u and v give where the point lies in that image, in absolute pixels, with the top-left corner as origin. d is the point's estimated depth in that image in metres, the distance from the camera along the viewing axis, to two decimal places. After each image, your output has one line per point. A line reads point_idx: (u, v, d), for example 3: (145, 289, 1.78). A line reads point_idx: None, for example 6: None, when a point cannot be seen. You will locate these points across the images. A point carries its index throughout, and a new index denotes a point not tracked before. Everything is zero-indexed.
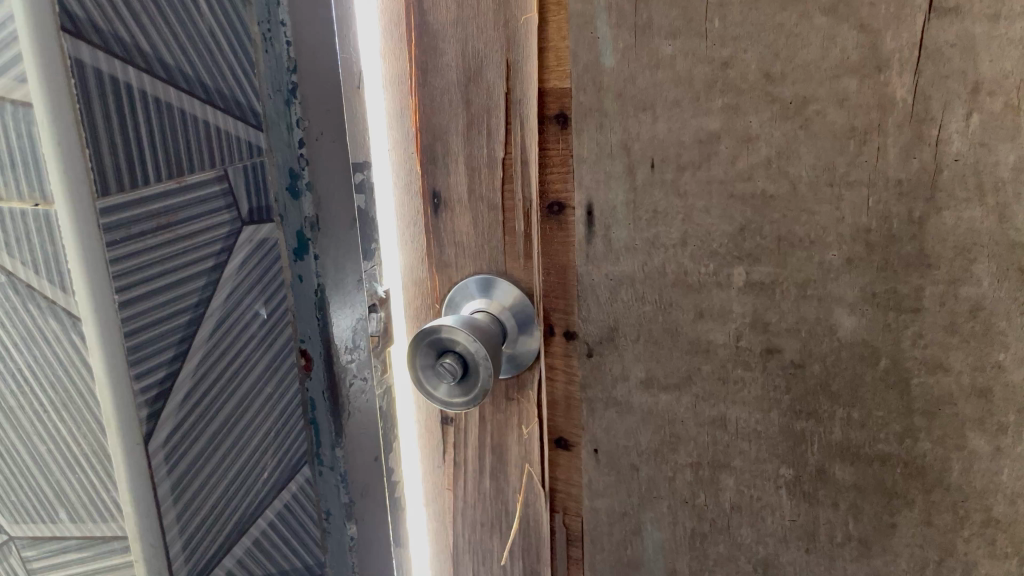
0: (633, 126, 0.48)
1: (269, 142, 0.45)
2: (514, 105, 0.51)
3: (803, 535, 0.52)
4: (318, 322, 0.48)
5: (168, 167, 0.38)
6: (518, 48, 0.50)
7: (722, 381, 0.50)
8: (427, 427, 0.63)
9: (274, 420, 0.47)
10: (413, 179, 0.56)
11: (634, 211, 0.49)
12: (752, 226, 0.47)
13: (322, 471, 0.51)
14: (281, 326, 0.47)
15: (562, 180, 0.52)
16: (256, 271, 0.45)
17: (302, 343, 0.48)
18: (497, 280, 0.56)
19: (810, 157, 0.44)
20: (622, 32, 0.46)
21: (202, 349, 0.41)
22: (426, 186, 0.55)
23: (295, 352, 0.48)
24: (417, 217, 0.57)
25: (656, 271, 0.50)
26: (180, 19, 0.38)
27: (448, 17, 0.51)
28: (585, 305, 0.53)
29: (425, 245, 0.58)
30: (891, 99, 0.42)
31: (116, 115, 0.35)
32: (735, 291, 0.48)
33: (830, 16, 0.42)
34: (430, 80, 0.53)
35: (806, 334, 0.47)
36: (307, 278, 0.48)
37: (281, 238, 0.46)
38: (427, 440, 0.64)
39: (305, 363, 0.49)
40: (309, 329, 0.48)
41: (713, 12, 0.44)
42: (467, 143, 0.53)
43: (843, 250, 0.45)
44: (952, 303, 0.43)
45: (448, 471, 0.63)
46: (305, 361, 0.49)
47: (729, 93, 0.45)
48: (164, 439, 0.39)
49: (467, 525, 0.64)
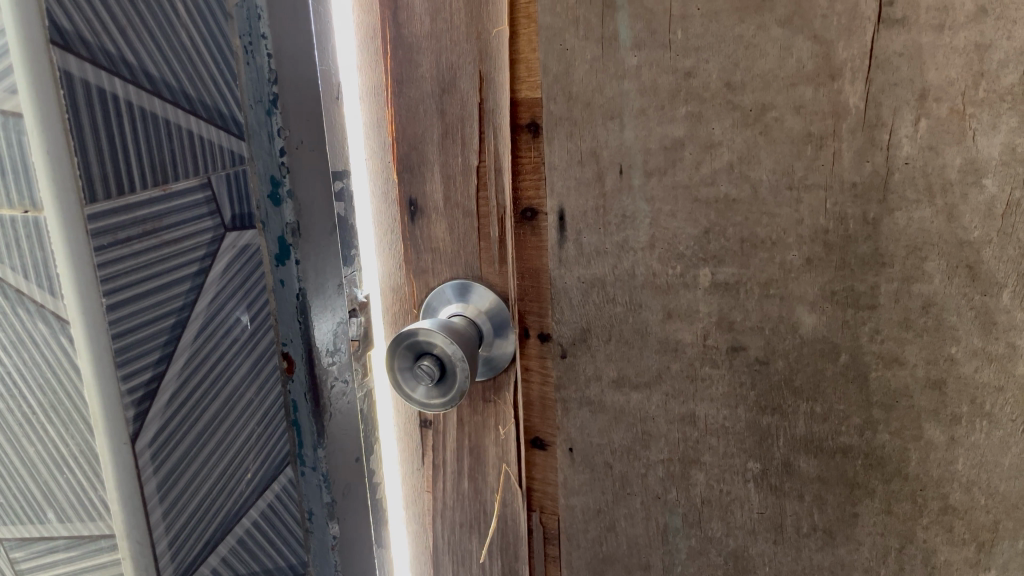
0: (601, 134, 0.50)
1: (251, 151, 0.47)
2: (487, 115, 0.53)
3: (771, 528, 0.54)
4: (299, 325, 0.50)
5: (155, 173, 0.39)
6: (490, 60, 0.52)
7: (690, 380, 0.52)
8: (407, 431, 0.65)
9: (257, 423, 0.48)
10: (390, 188, 0.58)
11: (603, 216, 0.51)
12: (716, 229, 0.49)
13: (305, 472, 0.52)
14: (263, 331, 0.48)
15: (535, 186, 0.54)
16: (240, 277, 0.46)
17: (284, 347, 0.50)
18: (472, 284, 0.57)
19: (770, 162, 0.46)
20: (590, 44, 0.48)
21: (188, 351, 0.42)
22: (403, 194, 0.57)
23: (278, 355, 0.49)
24: (395, 225, 0.59)
25: (626, 273, 0.52)
26: (164, 34, 0.40)
27: (422, 30, 0.53)
28: (559, 308, 0.55)
29: (403, 251, 0.59)
30: (844, 106, 0.44)
31: (102, 124, 0.36)
32: (702, 291, 0.50)
33: (786, 28, 0.44)
34: (406, 91, 0.54)
35: (769, 332, 0.49)
36: (289, 282, 0.49)
37: (264, 245, 0.48)
38: (406, 444, 0.65)
39: (287, 365, 0.50)
40: (291, 332, 0.50)
41: (676, 24, 0.46)
42: (442, 152, 0.55)
43: (803, 250, 0.47)
44: (906, 299, 0.46)
45: (427, 474, 0.65)
46: (287, 364, 0.50)
47: (693, 102, 0.47)
48: (151, 437, 0.40)
49: (447, 526, 0.66)
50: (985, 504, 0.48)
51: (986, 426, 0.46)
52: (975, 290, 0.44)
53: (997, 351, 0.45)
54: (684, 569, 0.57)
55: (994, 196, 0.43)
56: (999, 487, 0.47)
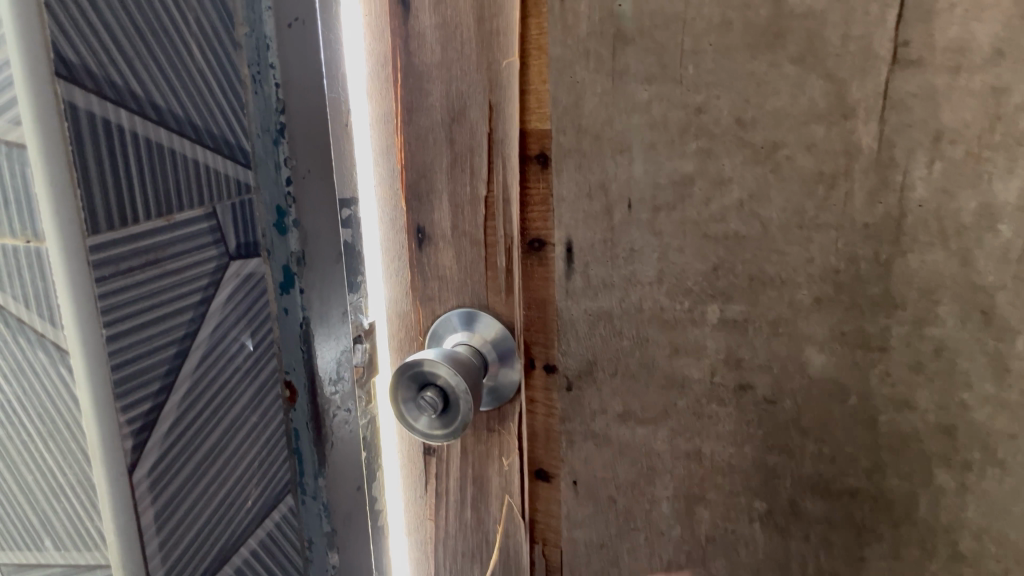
0: (610, 167, 0.49)
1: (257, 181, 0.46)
2: (496, 145, 0.52)
3: (775, 567, 0.53)
4: (302, 355, 0.50)
5: (161, 204, 0.39)
6: (500, 90, 0.51)
7: (697, 417, 0.51)
8: (410, 458, 0.64)
9: (257, 449, 0.48)
10: (398, 215, 0.57)
11: (611, 249, 0.51)
12: (724, 265, 0.48)
13: (305, 500, 0.52)
14: (266, 360, 0.48)
15: (542, 218, 0.53)
16: (243, 308, 0.46)
17: (287, 374, 0.49)
18: (479, 314, 0.57)
19: (781, 200, 0.46)
20: (600, 77, 0.48)
21: (190, 380, 0.42)
22: (411, 222, 0.57)
23: (280, 382, 0.49)
24: (402, 252, 0.58)
25: (633, 306, 0.51)
26: (173, 65, 0.40)
27: (433, 60, 0.52)
28: (566, 340, 0.54)
29: (410, 278, 0.59)
30: (857, 145, 0.43)
31: (107, 155, 0.36)
32: (709, 328, 0.49)
33: (798, 66, 0.43)
34: (416, 120, 0.54)
35: (777, 371, 0.48)
36: (293, 311, 0.49)
37: (266, 273, 0.47)
38: (410, 469, 0.65)
39: (290, 395, 0.50)
40: (293, 361, 0.50)
41: (687, 59, 0.45)
42: (451, 180, 0.54)
43: (812, 289, 0.46)
44: (918, 342, 0.45)
45: (430, 502, 0.65)
46: (290, 393, 0.50)
47: (703, 137, 0.46)
48: (150, 465, 0.39)
49: (449, 554, 0.65)
50: (995, 553, 0.46)
51: (998, 473, 0.45)
52: (988, 336, 0.43)
53: (1009, 398, 0.44)
54: None
55: (1009, 241, 0.42)
56: (1010, 535, 0.46)
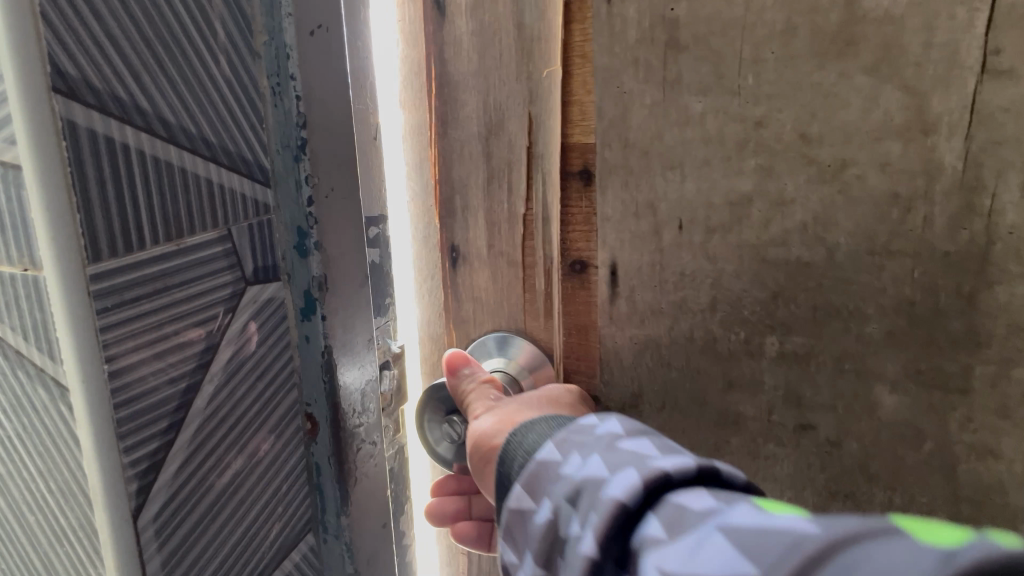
0: (659, 184, 0.44)
1: (277, 199, 0.40)
2: (536, 160, 0.47)
3: None
4: (324, 385, 0.43)
5: (167, 231, 0.33)
6: (540, 102, 0.46)
7: (752, 458, 0.47)
8: None
9: (276, 486, 0.42)
10: (432, 233, 0.53)
11: (659, 273, 0.46)
12: (785, 293, 0.44)
13: (327, 540, 0.46)
14: (286, 391, 0.42)
15: (585, 239, 0.48)
16: (261, 336, 0.40)
17: (307, 407, 0.43)
18: (513, 338, 0.52)
19: (850, 224, 0.42)
20: (650, 88, 0.43)
21: (200, 417, 0.36)
22: (444, 240, 0.52)
23: (300, 415, 0.43)
24: (435, 271, 0.54)
25: (682, 336, 0.47)
26: (183, 73, 0.34)
27: (469, 67, 0.47)
28: (608, 369, 0.50)
29: (443, 300, 0.54)
30: (938, 164, 0.39)
31: (101, 173, 0.30)
32: (767, 361, 0.45)
33: (872, 76, 0.39)
34: (451, 132, 0.49)
35: (842, 411, 0.44)
36: (314, 338, 0.42)
37: (289, 296, 0.41)
38: None
39: (311, 427, 0.43)
40: (315, 392, 0.43)
41: (746, 68, 0.41)
42: (487, 197, 0.49)
43: (884, 322, 0.42)
44: (1005, 385, 0.41)
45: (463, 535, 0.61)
46: (311, 425, 0.43)
47: (763, 154, 0.42)
48: (157, 510, 0.34)
49: None
50: None
51: None
52: None
53: None
54: None
55: None
56: None
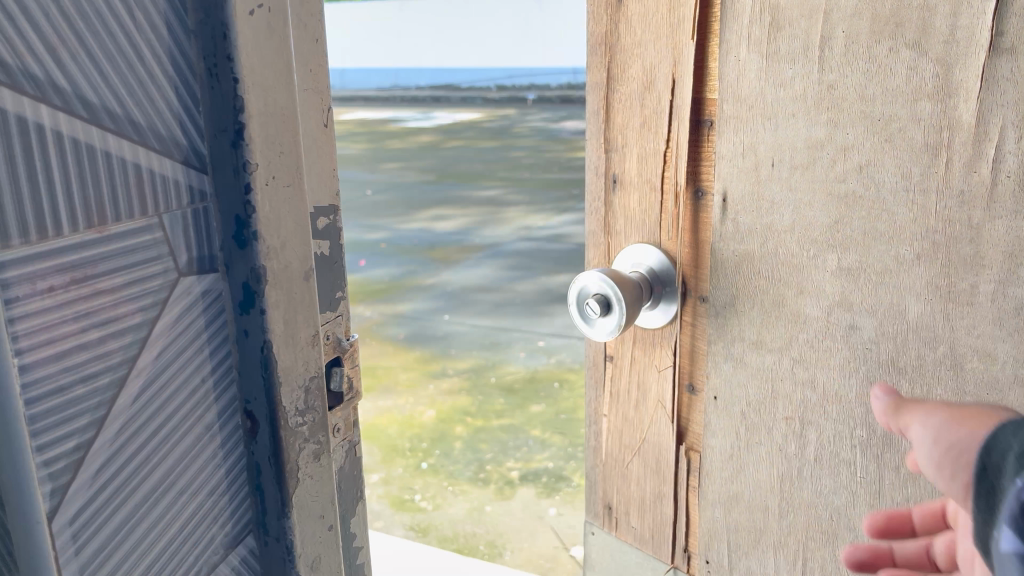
0: (759, 132, 0.59)
1: (215, 187, 0.32)
2: (676, 110, 0.64)
3: (869, 492, 0.59)
4: (263, 380, 0.33)
5: (85, 199, 0.27)
6: (681, 66, 0.63)
7: (813, 349, 0.60)
8: (595, 360, 0.77)
9: (210, 496, 0.33)
10: (602, 164, 0.72)
11: (756, 199, 0.60)
12: (844, 220, 0.56)
13: (269, 543, 0.35)
14: (224, 389, 0.33)
15: (707, 170, 0.64)
16: (197, 330, 0.32)
17: (246, 404, 0.34)
18: (650, 247, 0.68)
19: (892, 164, 0.54)
20: (758, 57, 0.58)
21: (125, 416, 0.29)
22: (610, 169, 0.71)
23: (237, 414, 0.34)
24: (602, 193, 0.72)
25: (771, 251, 0.61)
26: (104, 47, 0.27)
27: (635, 40, 0.66)
28: (716, 277, 0.64)
29: (606, 214, 0.72)
30: (958, 120, 0.51)
31: (23, 158, 0.24)
32: (830, 273, 0.58)
33: (914, 50, 0.51)
34: (620, 88, 0.68)
35: (881, 315, 0.56)
36: (254, 333, 0.33)
37: (226, 289, 0.33)
38: (595, 371, 0.78)
39: (251, 427, 0.34)
40: (253, 387, 0.34)
41: (823, 44, 0.55)
42: (640, 137, 0.68)
43: (915, 245, 0.54)
44: (1003, 299, 0.51)
45: (605, 401, 0.77)
46: (251, 425, 0.34)
47: (833, 110, 0.55)
48: (75, 513, 0.27)
49: (616, 445, 0.77)
50: None
51: None
52: None
53: None
54: (791, 517, 0.64)
55: None
56: None
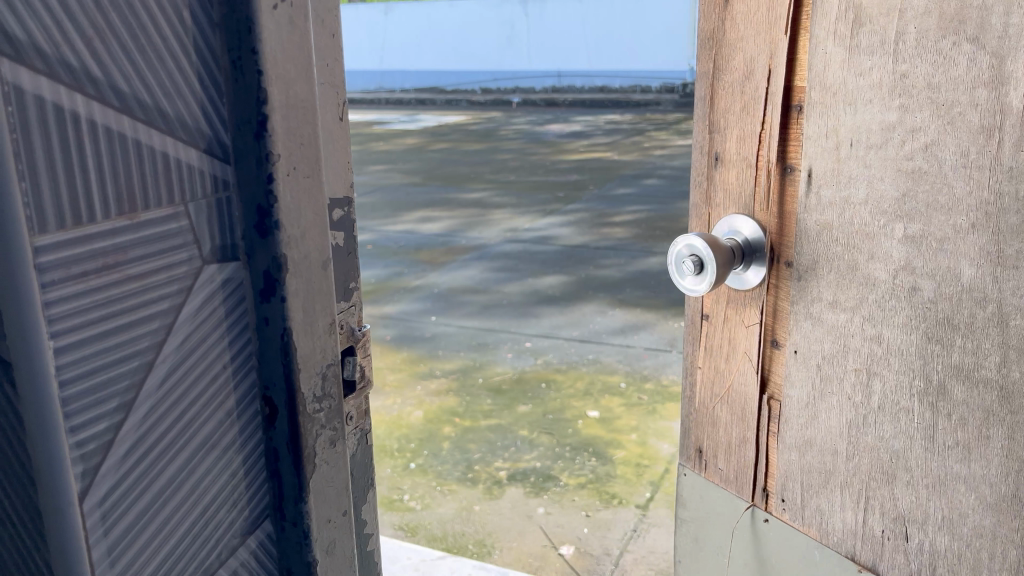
0: (841, 116, 0.68)
1: (237, 176, 0.41)
2: (771, 95, 0.75)
3: (925, 436, 0.68)
4: (282, 369, 0.44)
5: (119, 196, 0.35)
6: (776, 57, 0.74)
7: (881, 309, 0.69)
8: (695, 317, 0.89)
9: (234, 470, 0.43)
10: (707, 145, 0.83)
11: (837, 175, 0.70)
12: (910, 193, 0.65)
13: (285, 525, 0.46)
14: (243, 377, 0.43)
15: (795, 150, 0.74)
16: (217, 318, 0.41)
17: (266, 390, 0.44)
18: (745, 217, 0.78)
19: (953, 143, 0.61)
20: (841, 50, 0.68)
21: (152, 400, 0.38)
22: (715, 148, 0.82)
23: (258, 399, 0.44)
24: (708, 169, 0.83)
25: (847, 221, 0.70)
26: (146, 54, 0.36)
27: (738, 36, 0.77)
28: (801, 243, 0.74)
29: (710, 188, 0.83)
30: (1010, 104, 0.58)
31: (60, 152, 0.32)
32: (897, 240, 0.67)
33: (973, 44, 0.59)
34: (724, 77, 0.79)
35: (939, 278, 0.64)
36: (273, 322, 0.43)
37: (247, 278, 0.42)
38: (693, 327, 0.89)
39: (270, 412, 0.44)
40: (274, 376, 0.44)
41: (897, 39, 0.63)
42: (741, 119, 0.78)
43: (970, 217, 0.62)
44: None
45: (701, 352, 0.89)
46: (269, 410, 0.44)
47: (904, 96, 0.64)
48: (105, 490, 0.36)
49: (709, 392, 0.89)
50: None
51: None
52: None
53: None
54: (857, 458, 0.74)
55: None
56: None
